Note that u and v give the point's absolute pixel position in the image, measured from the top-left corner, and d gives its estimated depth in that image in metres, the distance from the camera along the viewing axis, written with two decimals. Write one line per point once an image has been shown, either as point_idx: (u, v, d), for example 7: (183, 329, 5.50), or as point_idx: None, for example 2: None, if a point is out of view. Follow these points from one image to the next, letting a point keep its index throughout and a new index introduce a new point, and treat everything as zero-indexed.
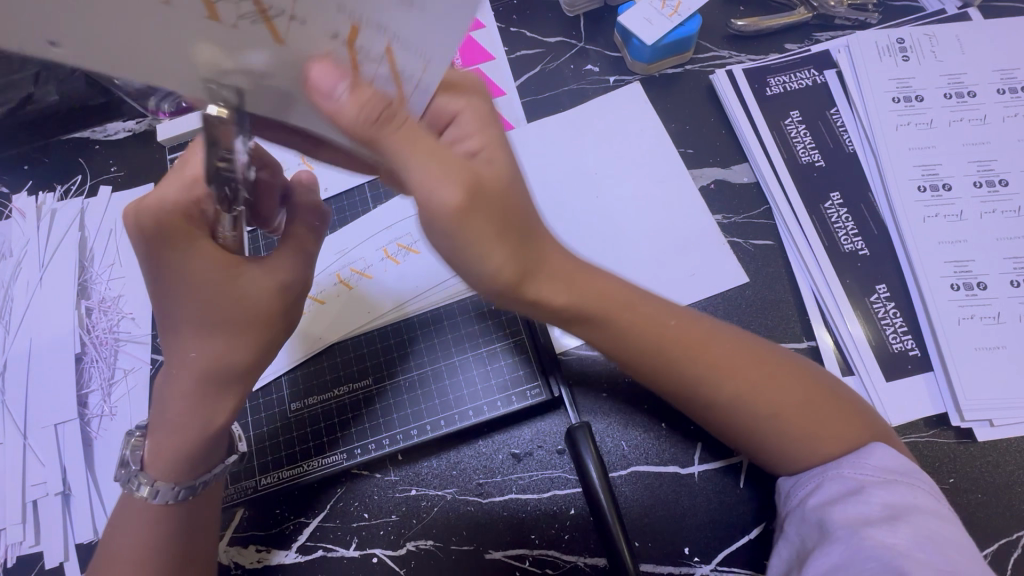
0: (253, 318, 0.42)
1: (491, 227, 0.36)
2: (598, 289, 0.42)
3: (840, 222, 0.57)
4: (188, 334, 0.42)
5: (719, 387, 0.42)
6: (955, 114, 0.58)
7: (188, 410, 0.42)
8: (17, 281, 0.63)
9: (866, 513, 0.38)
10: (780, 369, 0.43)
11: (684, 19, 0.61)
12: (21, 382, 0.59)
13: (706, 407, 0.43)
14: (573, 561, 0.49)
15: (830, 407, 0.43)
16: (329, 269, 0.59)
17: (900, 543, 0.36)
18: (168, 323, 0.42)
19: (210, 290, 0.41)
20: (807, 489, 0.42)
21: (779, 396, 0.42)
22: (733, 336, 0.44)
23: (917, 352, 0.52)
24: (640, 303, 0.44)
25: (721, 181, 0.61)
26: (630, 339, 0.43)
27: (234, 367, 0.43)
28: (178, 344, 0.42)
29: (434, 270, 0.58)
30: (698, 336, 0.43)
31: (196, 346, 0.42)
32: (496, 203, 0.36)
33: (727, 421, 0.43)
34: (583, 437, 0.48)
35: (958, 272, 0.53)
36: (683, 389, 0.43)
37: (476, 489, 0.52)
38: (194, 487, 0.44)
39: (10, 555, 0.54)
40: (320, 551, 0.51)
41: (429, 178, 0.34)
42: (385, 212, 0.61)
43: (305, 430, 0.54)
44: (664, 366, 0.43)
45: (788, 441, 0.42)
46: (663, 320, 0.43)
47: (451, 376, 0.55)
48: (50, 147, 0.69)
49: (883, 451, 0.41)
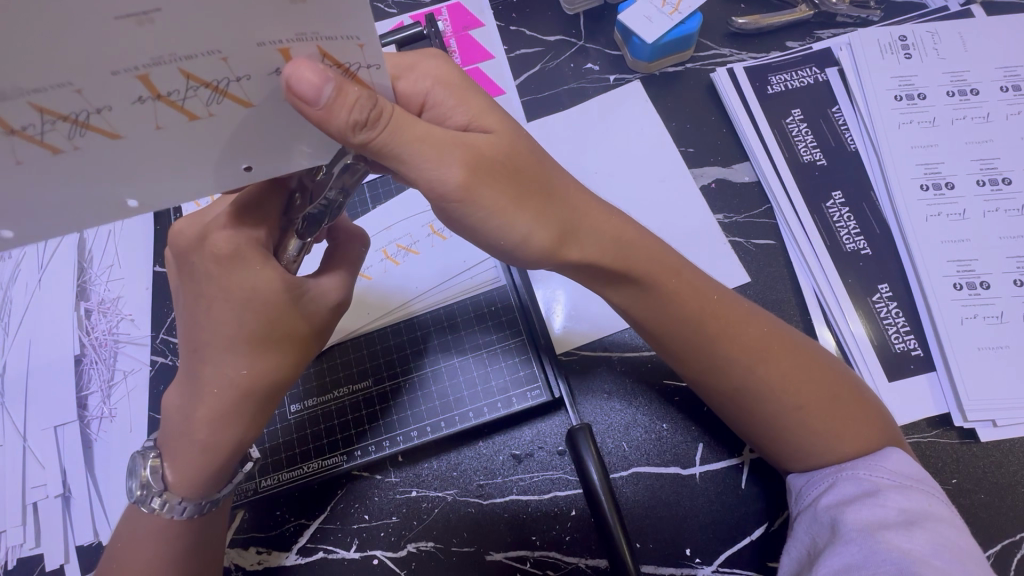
0: (298, 332, 0.42)
1: (511, 189, 0.37)
2: (642, 255, 0.42)
3: (842, 221, 0.56)
4: (228, 348, 0.40)
5: (761, 368, 0.42)
6: (958, 112, 0.58)
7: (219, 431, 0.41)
8: (16, 283, 0.63)
9: (882, 516, 0.37)
10: (818, 364, 0.43)
11: (684, 17, 0.61)
12: (22, 383, 0.59)
13: (735, 388, 0.43)
14: (573, 562, 0.49)
15: (857, 410, 0.43)
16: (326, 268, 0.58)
17: (914, 548, 0.35)
18: (211, 336, 0.40)
19: (255, 304, 0.40)
20: (821, 488, 0.42)
21: (809, 389, 0.42)
22: (768, 322, 0.44)
23: (919, 353, 0.52)
24: (685, 271, 0.44)
25: (721, 180, 0.60)
26: (672, 306, 0.42)
27: (279, 382, 0.42)
28: (224, 361, 0.40)
29: (434, 272, 0.58)
30: (738, 313, 0.44)
31: (239, 362, 0.40)
32: (504, 169, 0.37)
33: (751, 409, 0.43)
34: (584, 439, 0.47)
35: (960, 272, 0.53)
36: (718, 367, 0.43)
37: (476, 490, 0.52)
38: (217, 499, 0.44)
39: (11, 558, 0.53)
40: (320, 553, 0.51)
41: (434, 158, 0.35)
42: (385, 212, 0.61)
43: (304, 431, 0.54)
44: (702, 335, 0.42)
45: (808, 438, 0.42)
46: (705, 290, 0.43)
47: (451, 377, 0.55)
48: None
49: (898, 458, 0.41)
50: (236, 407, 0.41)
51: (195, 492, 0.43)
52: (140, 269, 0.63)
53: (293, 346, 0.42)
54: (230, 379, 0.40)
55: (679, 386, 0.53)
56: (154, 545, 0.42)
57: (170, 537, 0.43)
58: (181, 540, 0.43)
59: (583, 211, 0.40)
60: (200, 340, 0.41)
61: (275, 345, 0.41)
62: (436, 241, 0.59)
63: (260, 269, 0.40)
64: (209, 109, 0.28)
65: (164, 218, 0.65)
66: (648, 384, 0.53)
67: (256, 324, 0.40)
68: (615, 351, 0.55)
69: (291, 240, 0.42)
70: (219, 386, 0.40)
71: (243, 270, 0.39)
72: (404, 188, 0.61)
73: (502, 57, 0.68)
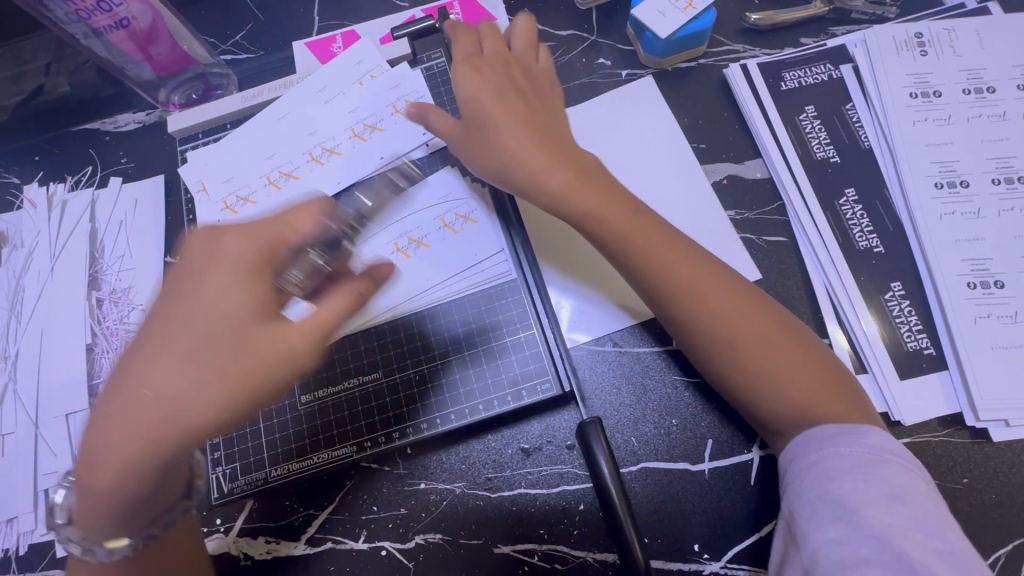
0: (218, 367, 0.35)
1: (506, 120, 0.48)
2: (600, 193, 0.47)
3: (854, 218, 0.56)
4: (149, 368, 0.36)
5: (711, 321, 0.44)
6: (974, 110, 0.57)
7: (103, 474, 0.36)
8: (28, 272, 0.63)
9: (864, 490, 0.37)
10: (764, 310, 0.45)
11: (697, 13, 0.61)
12: (34, 371, 0.59)
13: (690, 340, 0.45)
14: (581, 556, 0.49)
15: (815, 367, 0.43)
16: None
17: (899, 523, 0.35)
18: (144, 348, 0.36)
19: (195, 332, 0.36)
20: (803, 465, 0.40)
21: (764, 340, 0.43)
22: (709, 262, 0.46)
23: (931, 351, 0.51)
24: (655, 224, 0.47)
25: (733, 176, 0.60)
26: (625, 244, 0.46)
27: (177, 425, 0.35)
28: (133, 381, 0.36)
29: (420, 265, 0.57)
30: (686, 257, 0.45)
31: (141, 389, 0.35)
32: (516, 104, 0.49)
33: (711, 363, 0.45)
34: (594, 433, 0.47)
35: (974, 271, 0.52)
36: (677, 319, 0.45)
37: (485, 483, 0.52)
38: (151, 532, 0.42)
39: (22, 543, 0.54)
40: (328, 543, 0.51)
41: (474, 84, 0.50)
42: (396, 203, 0.60)
43: (314, 421, 0.54)
44: (657, 277, 0.45)
45: (772, 390, 0.43)
46: (639, 218, 0.46)
47: (462, 370, 0.55)
48: (61, 138, 0.69)
49: (878, 434, 0.40)
50: (131, 450, 0.35)
51: (96, 531, 0.39)
52: (152, 260, 0.64)
53: (208, 376, 0.35)
54: (138, 400, 0.35)
55: (688, 381, 0.53)
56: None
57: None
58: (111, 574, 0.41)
59: (561, 139, 0.49)
60: (140, 343, 0.37)
61: (209, 365, 0.35)
62: (448, 233, 0.58)
63: (222, 284, 0.37)
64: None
65: (178, 209, 0.65)
66: (656, 379, 0.53)
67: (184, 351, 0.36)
68: (625, 348, 0.55)
69: (302, 262, 0.41)
70: (127, 420, 0.35)
71: (221, 281, 0.37)
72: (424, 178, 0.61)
73: None
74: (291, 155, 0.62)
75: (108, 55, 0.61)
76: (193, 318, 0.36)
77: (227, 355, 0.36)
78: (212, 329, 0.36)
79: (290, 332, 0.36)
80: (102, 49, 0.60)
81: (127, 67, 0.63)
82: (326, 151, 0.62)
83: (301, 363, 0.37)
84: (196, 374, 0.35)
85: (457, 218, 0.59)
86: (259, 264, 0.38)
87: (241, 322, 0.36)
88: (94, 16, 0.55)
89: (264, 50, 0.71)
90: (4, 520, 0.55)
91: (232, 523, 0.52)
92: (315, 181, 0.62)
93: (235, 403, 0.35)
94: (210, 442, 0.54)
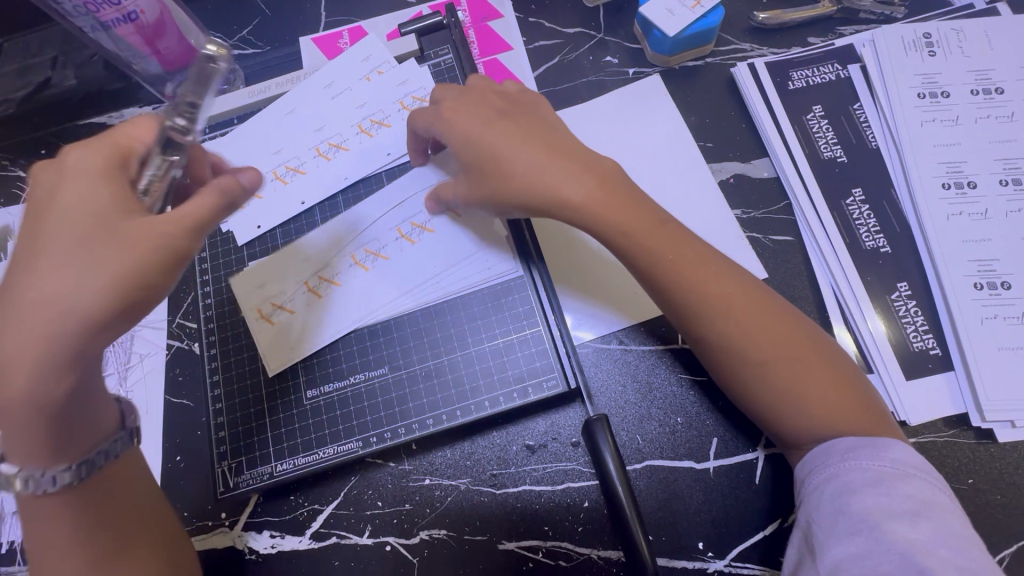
0: (120, 259, 0.36)
1: (518, 145, 0.47)
2: (624, 206, 0.46)
3: (861, 219, 0.56)
4: (42, 268, 0.35)
5: (742, 341, 0.43)
6: (982, 111, 0.57)
7: (14, 377, 0.34)
8: None
9: (888, 505, 0.37)
10: (798, 328, 0.44)
11: (706, 11, 0.60)
12: None
13: (717, 360, 0.44)
14: (585, 553, 0.49)
15: (847, 387, 0.43)
16: (284, 287, 0.57)
17: (920, 538, 0.35)
18: (39, 252, 0.36)
19: (91, 226, 0.37)
20: (823, 478, 0.40)
21: (794, 361, 0.43)
22: (743, 280, 0.45)
23: (937, 352, 0.51)
24: (672, 230, 0.46)
25: (740, 175, 0.60)
26: (659, 268, 0.45)
27: (83, 317, 0.35)
28: (34, 284, 0.35)
29: (426, 271, 0.57)
30: (718, 278, 0.45)
31: (42, 286, 0.35)
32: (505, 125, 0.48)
33: (737, 381, 0.44)
34: (600, 430, 0.48)
35: (981, 272, 0.52)
36: (704, 339, 0.44)
37: (490, 479, 0.52)
38: (94, 459, 0.39)
39: None
40: (333, 538, 0.51)
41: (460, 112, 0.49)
42: (403, 185, 0.59)
43: (319, 416, 0.54)
44: (688, 298, 0.44)
45: (803, 409, 0.42)
46: (670, 241, 0.45)
47: (467, 366, 0.55)
48: (68, 131, 0.69)
49: (901, 447, 0.40)
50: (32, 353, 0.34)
51: (35, 458, 0.37)
52: None
53: (106, 272, 0.35)
54: (33, 297, 0.35)
55: (693, 379, 0.53)
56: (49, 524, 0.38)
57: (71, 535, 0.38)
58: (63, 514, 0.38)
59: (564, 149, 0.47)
60: (21, 259, 0.36)
61: (95, 259, 0.36)
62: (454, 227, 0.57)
63: (95, 188, 0.38)
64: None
65: None
66: (662, 377, 0.54)
67: (88, 249, 0.36)
68: (630, 346, 0.55)
69: (155, 164, 0.40)
70: (22, 320, 0.34)
71: (100, 184, 0.38)
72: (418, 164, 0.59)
73: (521, 49, 0.68)
74: (298, 151, 0.62)
75: (116, 48, 0.61)
76: (74, 223, 0.37)
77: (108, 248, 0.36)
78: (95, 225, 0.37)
79: (159, 219, 0.37)
80: (109, 42, 0.60)
81: (134, 61, 0.64)
82: (333, 147, 0.62)
83: (181, 243, 0.38)
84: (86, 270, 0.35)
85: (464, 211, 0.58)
86: (106, 173, 0.38)
87: (111, 216, 0.37)
88: (101, 10, 0.54)
89: (271, 45, 0.71)
90: (10, 512, 0.55)
91: (237, 517, 0.53)
92: (322, 177, 0.62)
93: (127, 285, 0.36)
94: (216, 436, 0.55)
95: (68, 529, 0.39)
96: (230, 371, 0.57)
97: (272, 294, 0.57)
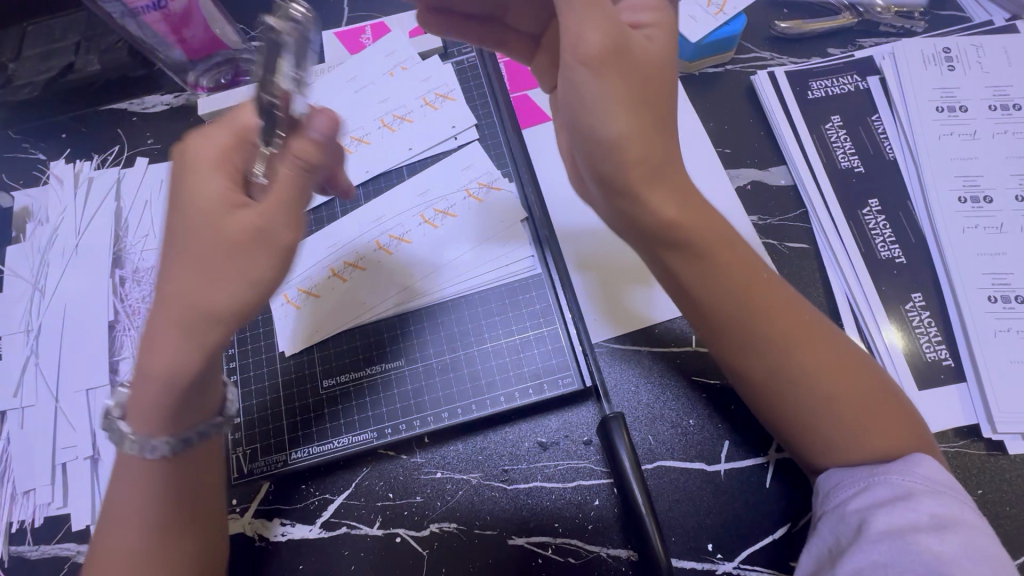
0: None
1: (622, 113, 0.39)
2: (699, 226, 0.42)
3: (877, 229, 0.57)
4: (202, 267, 0.37)
5: (808, 372, 0.42)
6: (1000, 126, 0.58)
7: (158, 355, 0.37)
8: (54, 247, 0.64)
9: (914, 520, 0.37)
10: (857, 363, 0.43)
11: (728, 19, 0.61)
12: (55, 345, 0.60)
13: (781, 391, 0.43)
14: (595, 551, 0.49)
15: (898, 421, 0.42)
16: (353, 246, 0.60)
17: (946, 550, 0.35)
18: (182, 253, 0.38)
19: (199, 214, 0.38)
20: (852, 491, 0.41)
21: (862, 395, 0.42)
22: (807, 312, 0.44)
23: (950, 362, 0.52)
24: (740, 250, 0.44)
25: (757, 182, 0.60)
26: (734, 299, 0.43)
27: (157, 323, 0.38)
28: (227, 284, 0.37)
29: (444, 251, 0.59)
30: (791, 309, 0.43)
31: (206, 279, 0.37)
32: (634, 66, 0.39)
33: (791, 413, 0.43)
34: (616, 429, 0.49)
35: (995, 285, 0.53)
36: (773, 370, 0.43)
37: (501, 475, 0.52)
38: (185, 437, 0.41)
39: (39, 516, 0.54)
40: (343, 528, 0.51)
41: (583, 20, 0.38)
42: (421, 180, 0.62)
43: (334, 407, 0.55)
44: (770, 330, 0.42)
45: (857, 444, 0.41)
46: (757, 270, 0.44)
47: (482, 360, 0.56)
48: (90, 116, 0.70)
49: (931, 465, 0.40)
50: (173, 335, 0.37)
51: (151, 424, 0.40)
52: None
53: None
54: None
55: (707, 382, 0.53)
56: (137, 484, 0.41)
57: (141, 510, 0.41)
58: (159, 478, 0.41)
59: (663, 149, 0.40)
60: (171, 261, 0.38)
61: None
62: (472, 203, 0.60)
63: (209, 175, 0.39)
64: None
65: None
66: (677, 378, 0.54)
67: None
68: (644, 345, 0.55)
69: None
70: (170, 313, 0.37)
71: (209, 175, 0.39)
72: (439, 160, 0.63)
73: None
74: None
75: (142, 36, 0.62)
76: (187, 202, 0.39)
77: (209, 239, 0.38)
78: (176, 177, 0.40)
79: None
80: (136, 29, 0.60)
81: (159, 49, 0.64)
82: (356, 140, 0.65)
83: None
84: (233, 269, 0.38)
85: (481, 187, 0.61)
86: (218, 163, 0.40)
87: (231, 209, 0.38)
88: None
89: None
90: (22, 492, 0.55)
91: (248, 504, 0.52)
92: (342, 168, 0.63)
93: (247, 284, 0.38)
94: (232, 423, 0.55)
95: (146, 540, 0.41)
96: (257, 370, 0.57)
97: (297, 280, 0.59)
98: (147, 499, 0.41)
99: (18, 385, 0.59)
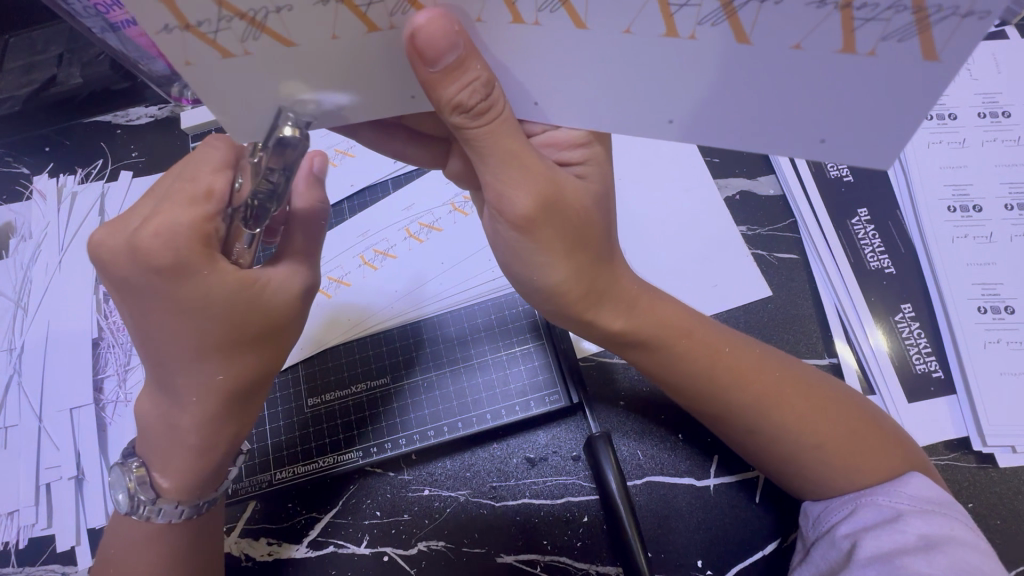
0: None
1: (565, 253, 0.38)
2: (652, 324, 0.43)
3: (866, 238, 0.56)
4: (235, 347, 0.38)
5: (792, 432, 0.41)
6: (989, 134, 0.57)
7: (205, 431, 0.39)
8: (37, 263, 0.63)
9: (901, 542, 0.37)
10: (837, 407, 0.43)
11: None
12: (38, 366, 0.59)
13: (765, 451, 0.43)
14: (584, 568, 0.49)
15: (892, 454, 0.41)
16: (385, 234, 0.60)
17: (934, 573, 0.34)
18: (190, 345, 0.37)
19: (219, 306, 0.36)
20: (842, 516, 0.41)
21: (848, 435, 0.41)
22: (780, 369, 0.43)
23: (940, 374, 0.51)
24: (696, 330, 0.44)
25: (746, 192, 0.60)
26: (700, 377, 0.43)
27: (210, 413, 0.39)
28: (251, 355, 0.39)
29: (430, 264, 0.59)
30: (764, 372, 0.43)
31: (244, 355, 0.39)
32: (570, 214, 0.37)
33: (783, 464, 0.43)
34: (603, 449, 0.49)
35: (985, 295, 0.53)
36: (756, 434, 0.42)
37: (490, 492, 0.52)
38: (213, 498, 0.43)
39: (22, 538, 0.54)
40: (330, 547, 0.51)
41: (509, 181, 0.35)
42: (407, 194, 0.62)
43: (320, 425, 0.55)
44: (743, 397, 0.42)
45: (851, 481, 0.41)
46: (717, 346, 0.44)
47: (466, 380, 0.55)
48: (73, 129, 0.69)
49: (918, 482, 0.40)
50: (220, 410, 0.39)
51: (187, 489, 0.41)
52: None
53: None
54: None
55: None
56: (149, 545, 0.41)
57: None
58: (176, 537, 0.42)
59: (606, 277, 0.41)
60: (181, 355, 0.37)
61: None
62: (458, 217, 0.60)
63: (212, 274, 0.35)
64: (390, 20, 0.30)
65: None
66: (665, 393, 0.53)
67: None
68: None
69: None
70: (215, 393, 0.38)
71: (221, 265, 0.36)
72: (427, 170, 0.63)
73: None
74: None
75: (123, 49, 0.59)
76: (190, 304, 0.35)
77: (239, 327, 0.37)
78: (158, 283, 0.35)
79: None
80: (117, 43, 0.58)
81: (142, 62, 0.62)
82: (340, 153, 0.64)
83: None
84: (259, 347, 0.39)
85: (467, 201, 0.61)
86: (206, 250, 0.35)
87: (251, 296, 0.37)
88: (112, 11, 0.54)
89: None
90: (5, 514, 0.55)
91: (234, 523, 0.52)
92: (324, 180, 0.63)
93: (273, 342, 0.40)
94: None
95: None
96: None
97: (329, 269, 0.59)
98: (164, 552, 0.41)
99: (1, 405, 0.58)
